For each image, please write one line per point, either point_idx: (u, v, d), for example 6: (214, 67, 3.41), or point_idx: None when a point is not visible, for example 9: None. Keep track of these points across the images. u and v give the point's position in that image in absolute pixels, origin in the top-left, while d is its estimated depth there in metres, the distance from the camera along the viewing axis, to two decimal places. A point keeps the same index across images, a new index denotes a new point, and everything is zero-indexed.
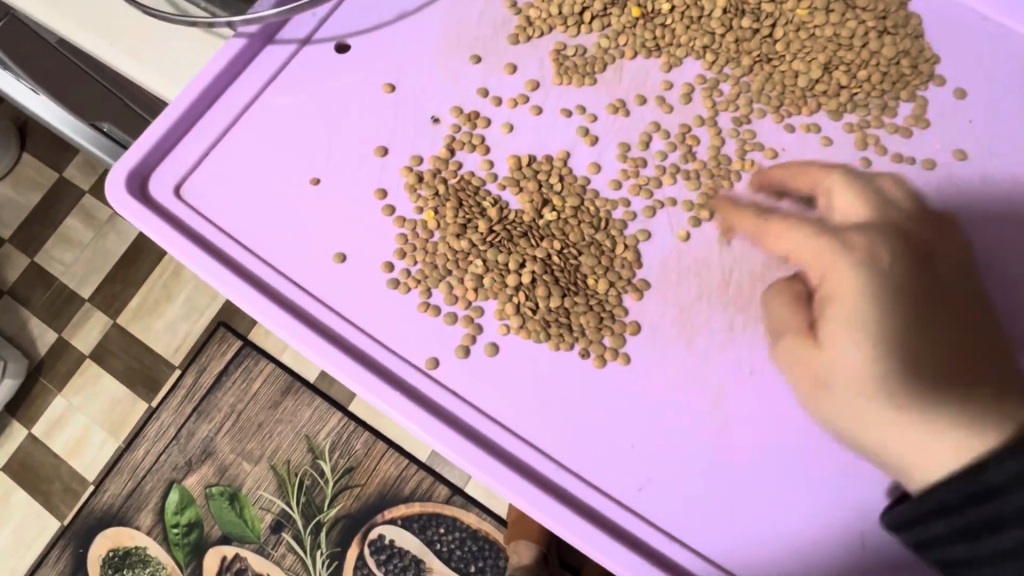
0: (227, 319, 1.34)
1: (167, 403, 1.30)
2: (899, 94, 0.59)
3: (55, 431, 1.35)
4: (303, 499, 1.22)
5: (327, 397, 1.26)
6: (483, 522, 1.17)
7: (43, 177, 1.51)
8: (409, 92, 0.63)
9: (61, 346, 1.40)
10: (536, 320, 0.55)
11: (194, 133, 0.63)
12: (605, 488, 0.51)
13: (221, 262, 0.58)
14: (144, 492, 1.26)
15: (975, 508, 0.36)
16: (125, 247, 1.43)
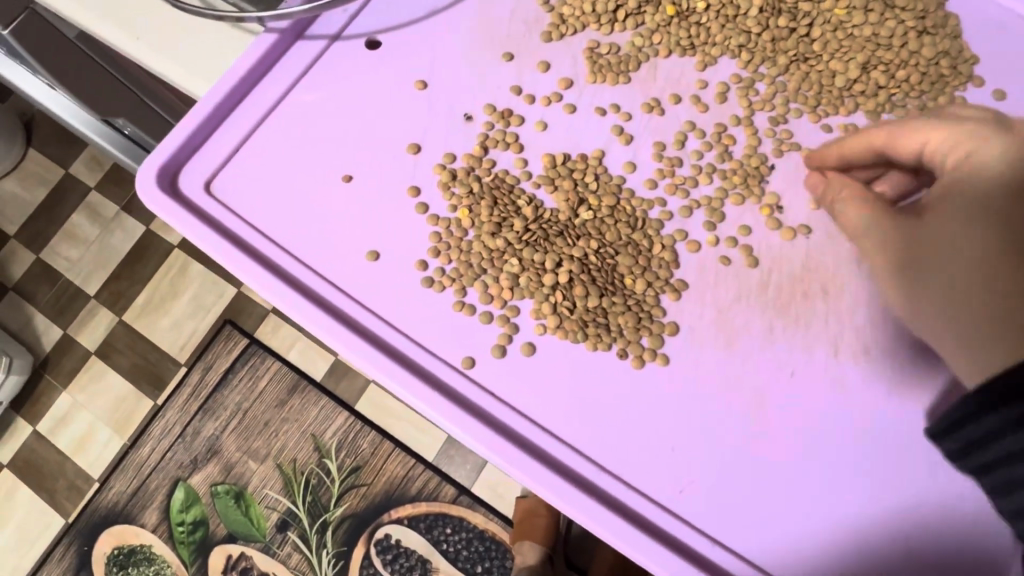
0: (235, 317, 1.33)
1: (174, 401, 1.30)
2: (938, 95, 0.58)
3: (61, 428, 1.35)
4: (310, 498, 1.21)
5: (334, 396, 1.26)
6: (489, 523, 1.16)
7: (49, 173, 1.50)
8: (441, 88, 0.62)
9: (66, 343, 1.39)
10: (574, 320, 0.55)
11: (224, 129, 0.62)
12: (640, 488, 0.51)
13: (251, 258, 0.58)
14: (151, 490, 1.26)
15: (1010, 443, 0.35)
16: (133, 244, 1.42)
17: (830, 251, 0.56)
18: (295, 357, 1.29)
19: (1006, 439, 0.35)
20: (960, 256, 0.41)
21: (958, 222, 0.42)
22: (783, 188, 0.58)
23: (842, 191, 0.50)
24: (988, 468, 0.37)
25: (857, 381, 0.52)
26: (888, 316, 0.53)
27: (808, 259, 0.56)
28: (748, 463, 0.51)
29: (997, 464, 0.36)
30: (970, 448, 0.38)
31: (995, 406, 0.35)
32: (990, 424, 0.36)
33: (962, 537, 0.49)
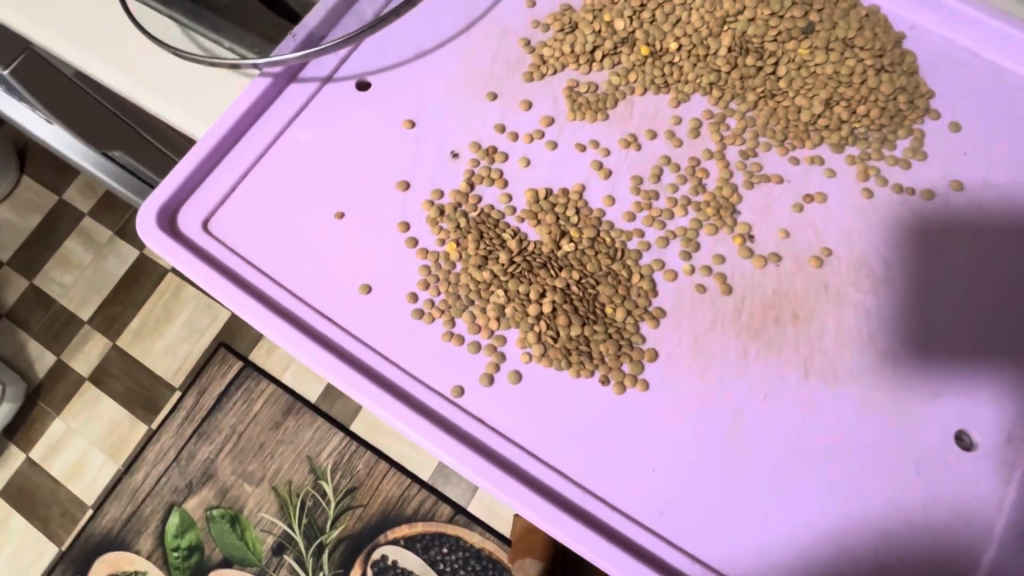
0: (229, 340, 1.35)
1: (168, 425, 1.31)
2: (897, 129, 0.62)
3: (54, 454, 1.36)
4: (305, 521, 1.22)
5: (329, 418, 1.27)
6: (486, 541, 1.18)
7: (43, 200, 1.52)
8: (429, 127, 0.66)
9: (60, 369, 1.41)
10: (557, 348, 0.57)
11: (221, 168, 0.65)
12: (622, 509, 0.53)
13: (250, 295, 0.60)
14: (145, 516, 1.26)
15: None
16: (126, 270, 1.44)
17: (798, 278, 0.59)
18: (289, 379, 1.31)
19: None
20: None
21: None
22: (753, 216, 0.61)
23: None
24: None
25: (828, 401, 0.55)
26: (857, 339, 0.56)
27: (775, 288, 0.59)
28: (725, 482, 0.53)
29: None
30: None
31: None
32: None
33: (933, 548, 0.51)
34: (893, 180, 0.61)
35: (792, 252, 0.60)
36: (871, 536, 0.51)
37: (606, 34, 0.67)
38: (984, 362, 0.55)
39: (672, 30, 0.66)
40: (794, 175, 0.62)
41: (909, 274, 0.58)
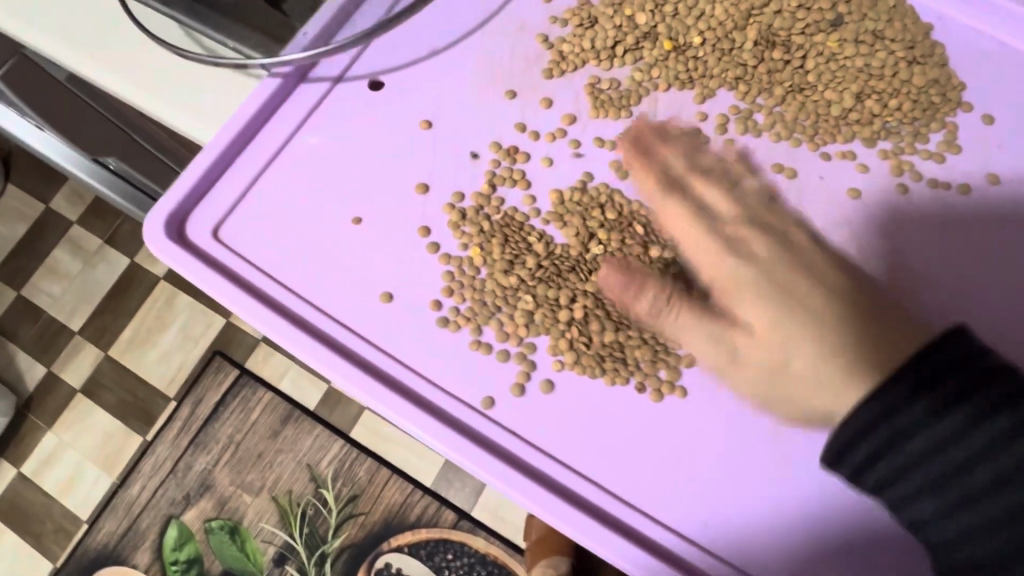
0: (224, 348, 1.35)
1: (164, 436, 1.30)
2: (930, 122, 0.60)
3: (46, 469, 1.35)
4: (307, 530, 1.22)
5: (329, 424, 1.27)
6: (491, 546, 1.18)
7: (27, 208, 1.51)
8: (447, 128, 0.63)
9: (50, 381, 1.39)
10: (591, 355, 0.54)
11: (230, 174, 0.62)
12: (662, 520, 0.51)
13: (269, 307, 0.58)
14: (142, 530, 1.25)
15: (886, 425, 0.37)
16: (116, 278, 1.44)
17: (699, 331, 0.46)
18: (287, 387, 1.31)
19: (890, 455, 0.38)
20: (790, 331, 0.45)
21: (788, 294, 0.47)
22: None
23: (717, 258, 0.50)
24: (882, 474, 0.38)
25: None
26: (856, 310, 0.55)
27: (687, 346, 0.47)
28: (770, 489, 0.51)
29: (886, 452, 0.38)
30: (870, 462, 0.38)
31: (887, 423, 0.37)
32: (886, 435, 0.37)
33: None
34: (928, 175, 0.59)
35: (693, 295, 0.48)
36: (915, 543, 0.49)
37: (627, 28, 0.65)
38: (1017, 359, 0.54)
39: (696, 24, 0.64)
40: (679, 211, 0.53)
41: (944, 276, 0.56)
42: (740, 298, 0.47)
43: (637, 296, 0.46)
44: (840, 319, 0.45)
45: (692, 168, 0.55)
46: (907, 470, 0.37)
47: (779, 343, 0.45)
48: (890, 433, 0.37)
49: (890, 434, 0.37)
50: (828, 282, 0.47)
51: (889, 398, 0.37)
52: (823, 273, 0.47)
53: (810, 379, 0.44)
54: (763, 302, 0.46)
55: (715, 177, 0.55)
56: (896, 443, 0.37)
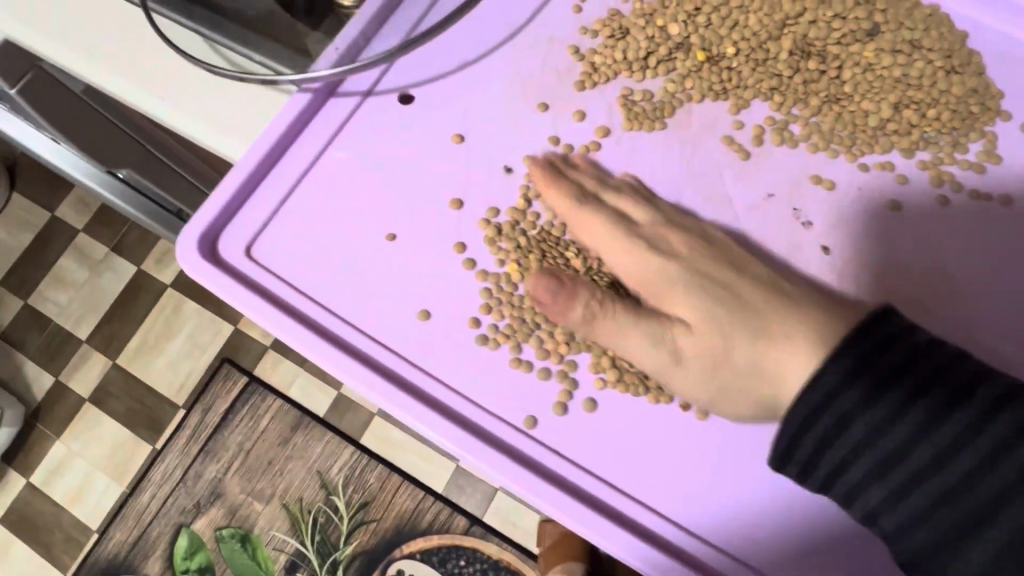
0: (232, 355, 1.41)
1: (173, 445, 1.36)
2: (968, 132, 0.59)
3: (56, 478, 1.41)
4: (318, 538, 1.27)
5: (339, 431, 1.33)
6: (504, 552, 1.24)
7: (34, 217, 1.58)
8: (479, 142, 0.62)
9: (58, 391, 1.46)
10: (634, 373, 0.54)
11: (262, 190, 0.62)
12: (704, 537, 0.51)
13: (306, 326, 0.57)
14: (152, 539, 1.31)
15: (827, 415, 0.44)
16: (123, 285, 1.50)
17: (637, 337, 0.51)
18: (296, 394, 1.37)
19: (832, 445, 0.44)
20: (723, 327, 0.50)
21: (709, 295, 0.52)
22: (824, 227, 0.58)
23: (634, 263, 0.55)
24: (829, 464, 0.44)
25: None
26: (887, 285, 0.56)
27: (631, 353, 0.51)
28: (821, 506, 0.50)
29: (827, 444, 0.44)
30: (816, 455, 0.45)
31: (828, 416, 0.44)
32: (828, 427, 0.44)
33: None
34: (969, 186, 0.58)
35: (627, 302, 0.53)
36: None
37: (660, 39, 0.64)
38: None
39: (730, 34, 0.63)
40: (598, 226, 0.57)
41: (985, 266, 0.56)
42: (672, 297, 0.53)
43: (570, 304, 0.52)
44: (772, 308, 0.50)
45: (604, 186, 0.59)
46: (848, 457, 0.44)
47: (717, 339, 0.50)
48: (830, 424, 0.44)
49: (828, 425, 0.44)
50: (755, 274, 0.52)
51: (827, 392, 0.44)
52: (748, 269, 0.53)
53: (759, 369, 0.48)
54: (695, 300, 0.52)
55: (628, 191, 0.59)
56: (837, 431, 0.44)
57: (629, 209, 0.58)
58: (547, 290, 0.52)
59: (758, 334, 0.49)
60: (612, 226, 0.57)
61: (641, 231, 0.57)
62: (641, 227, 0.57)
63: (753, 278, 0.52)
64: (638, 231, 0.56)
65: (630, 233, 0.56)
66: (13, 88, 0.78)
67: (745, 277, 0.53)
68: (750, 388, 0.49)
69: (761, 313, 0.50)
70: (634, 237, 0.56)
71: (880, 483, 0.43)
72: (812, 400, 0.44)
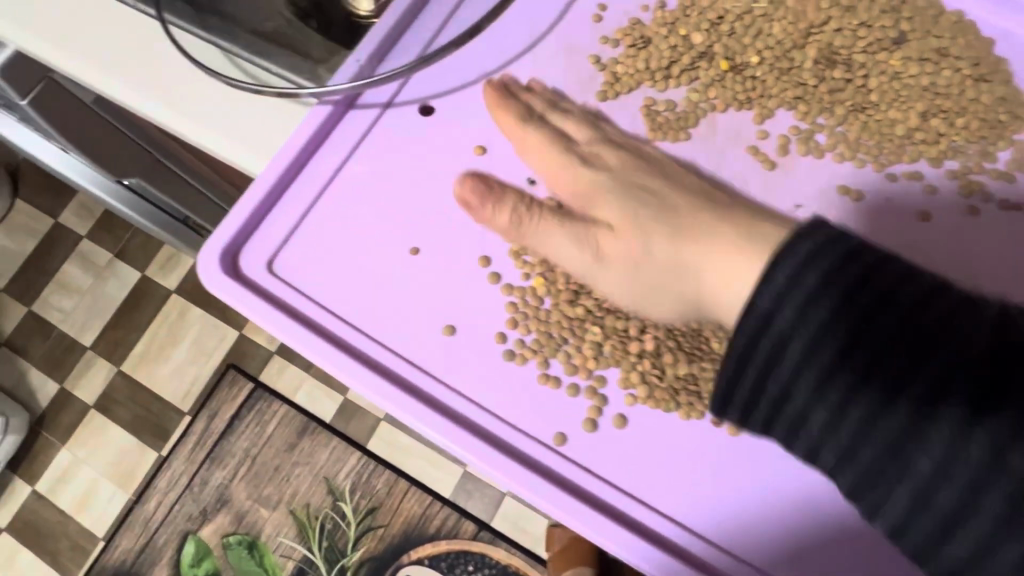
0: (238, 360, 1.41)
1: (179, 452, 1.36)
2: (998, 141, 0.59)
3: (61, 485, 1.40)
4: (326, 544, 1.27)
5: (345, 436, 1.33)
6: (512, 557, 1.23)
7: (37, 224, 1.57)
8: (501, 154, 0.62)
9: (63, 398, 1.45)
10: (664, 388, 0.53)
11: (283, 204, 0.61)
12: (725, 546, 0.50)
13: (331, 342, 0.57)
14: (159, 546, 1.31)
15: (765, 335, 0.43)
16: (127, 291, 1.49)
17: (562, 235, 0.55)
18: (302, 400, 1.36)
19: (774, 370, 0.43)
20: (648, 230, 0.54)
21: (637, 202, 0.56)
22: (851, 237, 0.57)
23: (574, 175, 0.59)
24: (772, 390, 0.44)
25: None
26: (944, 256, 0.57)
27: (558, 254, 0.56)
28: (855, 519, 0.49)
29: (769, 368, 0.44)
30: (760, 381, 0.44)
31: (767, 339, 0.43)
32: (769, 351, 0.43)
33: None
34: (999, 196, 0.58)
35: (557, 208, 0.58)
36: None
37: (683, 48, 0.63)
38: None
39: (754, 43, 0.63)
40: (540, 140, 0.60)
41: None
42: (602, 203, 0.57)
43: (497, 201, 0.57)
44: (692, 210, 0.54)
45: (552, 109, 0.62)
46: (789, 382, 0.43)
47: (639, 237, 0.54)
48: (769, 345, 0.43)
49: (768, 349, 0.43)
50: (683, 183, 0.57)
51: (766, 314, 0.43)
52: (675, 177, 0.57)
53: (678, 266, 0.52)
54: (624, 206, 0.56)
55: (574, 112, 0.62)
56: (778, 356, 0.43)
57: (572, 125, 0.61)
58: (479, 189, 0.58)
59: (676, 232, 0.53)
60: (556, 141, 0.60)
61: (583, 145, 0.60)
62: (584, 143, 0.61)
63: (681, 184, 0.56)
64: (581, 146, 0.60)
65: (573, 148, 0.60)
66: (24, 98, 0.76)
67: (672, 186, 0.56)
68: (671, 283, 0.53)
69: (678, 215, 0.54)
70: (575, 152, 0.60)
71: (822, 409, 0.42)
72: (751, 322, 0.44)
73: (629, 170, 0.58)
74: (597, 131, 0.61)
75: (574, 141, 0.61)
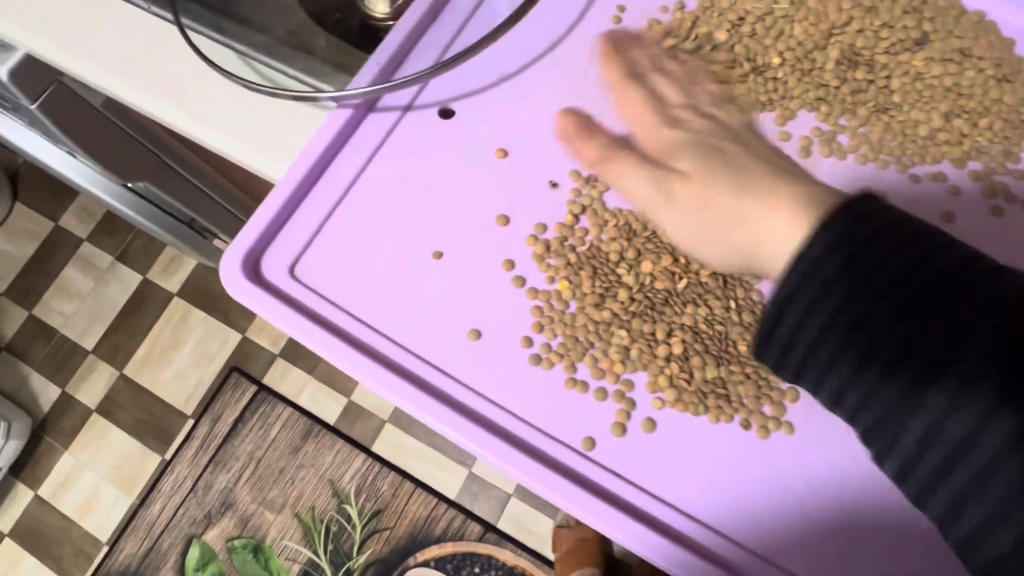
0: (241, 364, 1.40)
1: (182, 455, 1.35)
2: (1020, 142, 0.59)
3: (64, 490, 1.39)
4: (331, 547, 1.26)
5: (350, 439, 1.32)
6: (518, 558, 1.23)
7: (38, 227, 1.56)
8: (521, 157, 0.62)
9: (65, 402, 1.44)
10: (693, 392, 0.53)
11: (304, 209, 0.61)
12: (749, 549, 0.50)
13: (353, 347, 0.56)
14: (163, 550, 1.30)
15: (807, 286, 0.43)
16: (130, 294, 1.48)
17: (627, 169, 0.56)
18: (306, 402, 1.36)
19: (810, 319, 0.43)
20: (718, 179, 0.53)
21: (711, 155, 0.55)
22: None
23: (656, 132, 0.59)
24: (806, 342, 0.44)
25: None
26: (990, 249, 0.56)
27: (624, 188, 0.56)
28: (885, 521, 0.49)
29: (806, 318, 0.44)
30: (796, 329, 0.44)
31: (806, 289, 0.43)
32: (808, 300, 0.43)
33: None
34: None
35: (637, 154, 0.58)
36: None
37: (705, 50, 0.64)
38: None
39: (775, 45, 0.63)
40: (632, 96, 0.61)
41: None
42: (678, 153, 0.56)
43: (585, 134, 0.59)
44: (765, 170, 0.52)
45: (609, 79, 0.63)
46: (823, 333, 0.43)
47: (708, 184, 0.53)
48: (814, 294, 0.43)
49: (809, 298, 0.43)
50: (759, 151, 0.55)
51: (812, 263, 0.43)
52: (750, 145, 0.56)
53: (746, 215, 0.50)
54: (698, 156, 0.55)
55: (670, 77, 0.62)
56: (817, 303, 0.43)
57: (664, 88, 0.62)
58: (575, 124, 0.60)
59: (749, 184, 0.51)
60: (645, 99, 0.61)
61: (670, 107, 0.60)
62: (673, 106, 0.61)
63: (757, 152, 0.55)
64: (668, 108, 0.60)
65: (658, 109, 0.60)
66: (34, 102, 0.75)
67: (749, 151, 0.55)
68: (738, 231, 0.51)
69: (755, 173, 0.52)
70: (661, 112, 0.60)
71: (854, 364, 0.42)
72: (796, 269, 0.44)
73: (711, 129, 0.57)
74: (686, 96, 0.61)
75: (665, 101, 0.61)
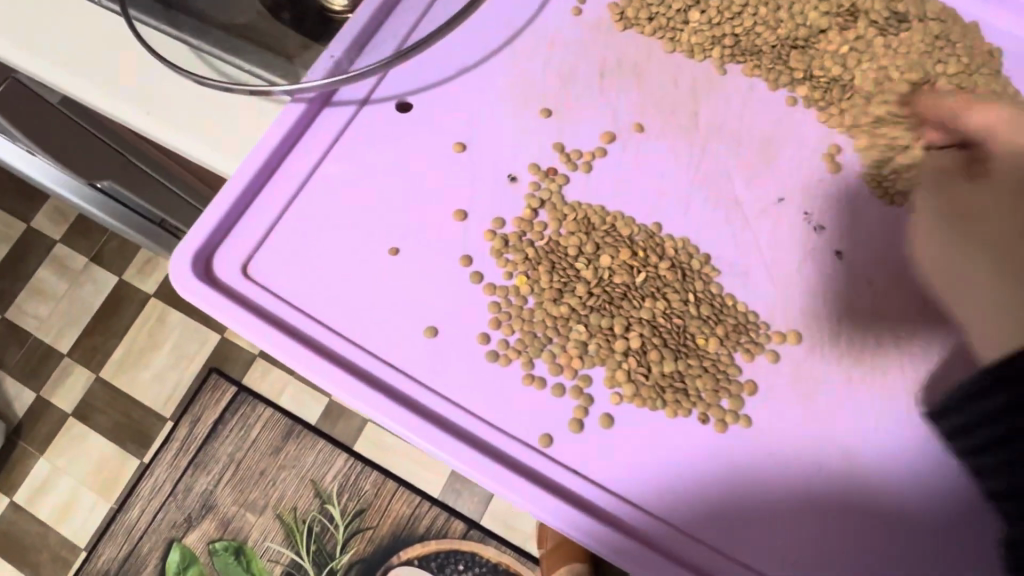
0: (219, 365, 1.38)
1: (160, 458, 1.33)
2: None
3: (41, 496, 1.36)
4: (314, 547, 1.24)
5: (331, 439, 1.31)
6: (502, 555, 1.23)
7: (9, 229, 1.52)
8: (480, 151, 0.61)
9: (41, 406, 1.41)
10: (651, 386, 0.53)
11: (256, 206, 0.59)
12: (718, 543, 0.50)
13: (309, 346, 0.55)
14: (142, 555, 1.28)
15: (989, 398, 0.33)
16: (105, 296, 1.46)
17: None
18: (286, 403, 1.35)
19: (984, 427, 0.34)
20: None
21: None
22: (836, 230, 0.57)
23: None
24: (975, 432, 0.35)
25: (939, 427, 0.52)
26: None
27: None
28: (842, 509, 0.51)
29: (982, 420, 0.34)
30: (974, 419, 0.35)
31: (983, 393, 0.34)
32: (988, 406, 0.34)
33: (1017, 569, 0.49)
34: None
35: None
36: (959, 544, 0.49)
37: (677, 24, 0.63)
38: None
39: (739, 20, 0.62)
40: None
41: None
42: None
43: None
44: None
45: (565, 72, 0.63)
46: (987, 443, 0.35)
47: None
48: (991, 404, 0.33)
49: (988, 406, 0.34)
50: None
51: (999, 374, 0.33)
52: None
53: None
54: None
55: None
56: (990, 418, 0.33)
57: None
58: None
59: None
60: None
61: None
62: None
63: None
64: None
65: None
66: None
67: None
68: None
69: None
70: None
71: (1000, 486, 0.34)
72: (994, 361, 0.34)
73: None
74: None
75: None
